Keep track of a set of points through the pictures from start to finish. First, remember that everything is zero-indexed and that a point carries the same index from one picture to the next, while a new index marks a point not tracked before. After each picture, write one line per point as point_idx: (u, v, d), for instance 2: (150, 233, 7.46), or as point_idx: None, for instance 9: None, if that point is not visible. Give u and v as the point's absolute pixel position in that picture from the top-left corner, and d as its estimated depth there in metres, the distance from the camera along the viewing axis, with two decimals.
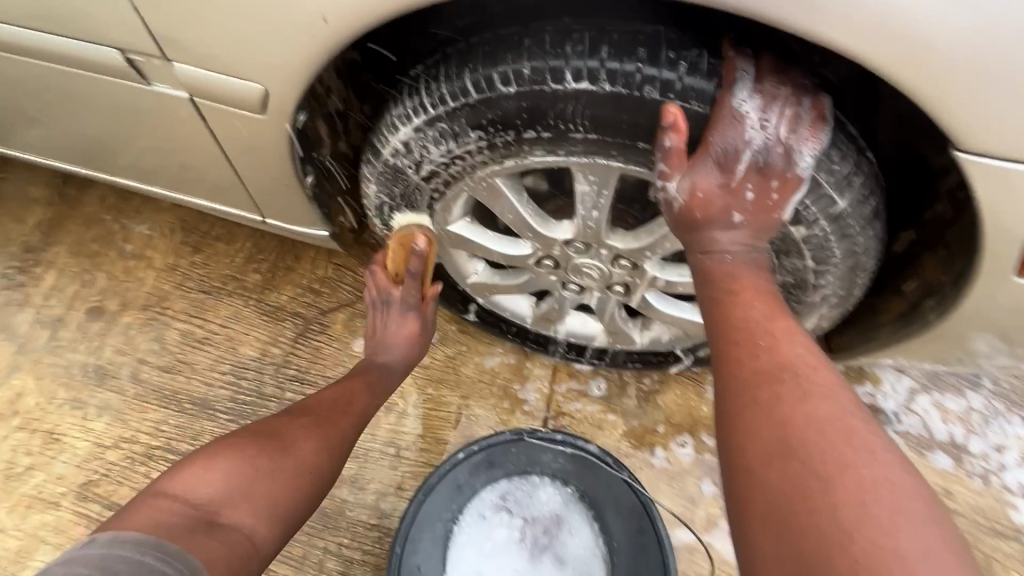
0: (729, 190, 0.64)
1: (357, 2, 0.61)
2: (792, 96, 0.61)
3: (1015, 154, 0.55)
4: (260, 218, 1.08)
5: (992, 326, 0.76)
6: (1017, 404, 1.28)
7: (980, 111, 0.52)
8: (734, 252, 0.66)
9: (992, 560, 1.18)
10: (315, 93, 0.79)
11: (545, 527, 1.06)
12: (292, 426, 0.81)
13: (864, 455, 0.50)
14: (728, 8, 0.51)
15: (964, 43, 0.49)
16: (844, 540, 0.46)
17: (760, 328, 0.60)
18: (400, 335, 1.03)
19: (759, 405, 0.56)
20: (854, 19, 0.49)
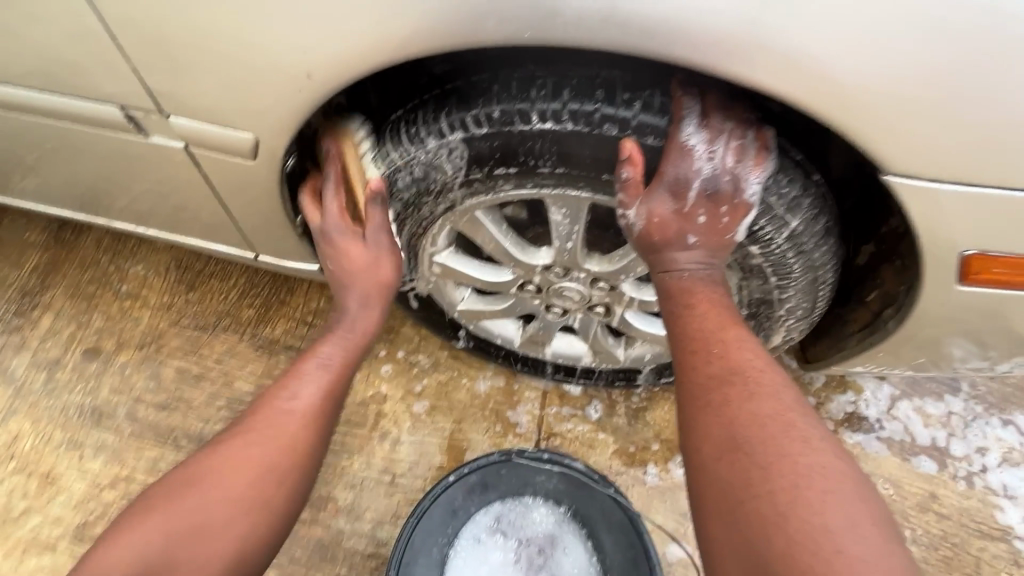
0: (683, 216, 0.71)
1: (337, 60, 0.67)
2: (736, 129, 0.67)
3: (935, 174, 0.60)
4: (253, 255, 1.13)
5: (947, 331, 0.81)
6: (994, 405, 1.32)
7: (896, 139, 0.58)
8: (693, 271, 0.72)
9: (982, 562, 1.20)
10: (305, 138, 0.84)
11: (540, 547, 1.07)
12: (221, 457, 0.72)
13: (800, 444, 0.57)
14: (667, 56, 0.57)
15: (874, 82, 0.54)
16: (779, 518, 0.53)
17: (713, 336, 0.67)
18: (352, 260, 0.83)
19: (711, 407, 0.62)
20: (776, 64, 0.55)
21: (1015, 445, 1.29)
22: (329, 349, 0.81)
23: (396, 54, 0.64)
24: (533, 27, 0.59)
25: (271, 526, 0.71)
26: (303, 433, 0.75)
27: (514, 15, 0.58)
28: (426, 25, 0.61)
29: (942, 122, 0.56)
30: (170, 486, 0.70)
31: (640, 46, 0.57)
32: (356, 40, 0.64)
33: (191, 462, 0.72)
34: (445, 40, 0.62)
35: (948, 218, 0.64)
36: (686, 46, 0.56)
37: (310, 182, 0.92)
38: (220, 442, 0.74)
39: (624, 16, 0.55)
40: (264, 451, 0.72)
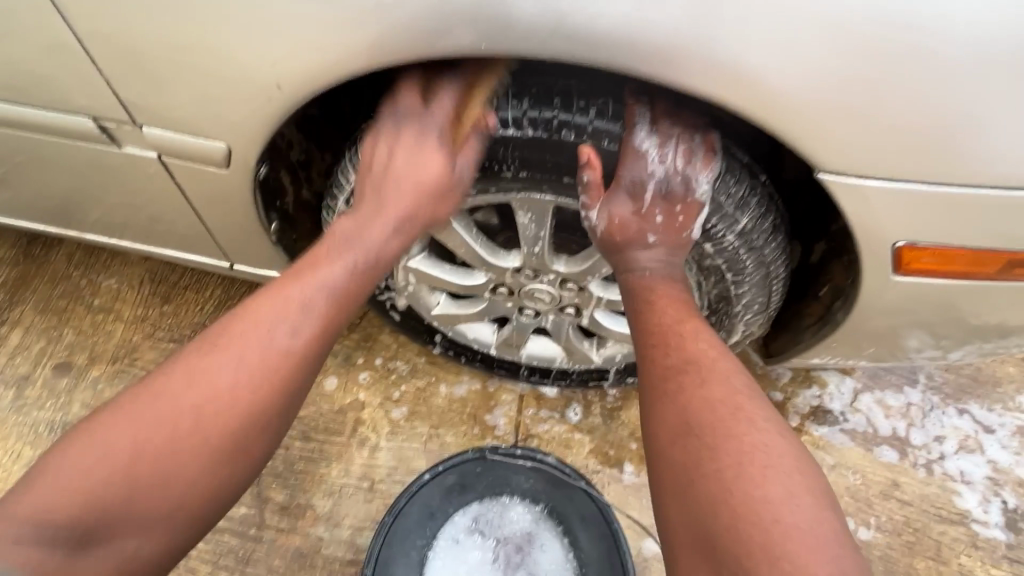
0: (641, 215, 0.78)
1: (306, 71, 0.69)
2: (684, 134, 0.72)
3: (862, 172, 0.65)
4: (228, 264, 1.14)
5: (892, 321, 0.86)
6: (949, 396, 1.39)
7: (826, 140, 0.63)
8: (653, 267, 0.78)
9: (942, 546, 1.25)
10: (276, 147, 0.86)
11: (518, 545, 1.09)
12: (197, 394, 0.64)
13: (747, 425, 0.62)
14: (616, 66, 0.61)
15: (800, 88, 0.59)
16: (725, 495, 0.57)
17: (672, 329, 0.72)
18: (420, 180, 0.78)
19: (668, 395, 0.67)
20: (713, 73, 0.59)
21: (970, 433, 1.36)
22: (333, 275, 0.73)
23: (361, 66, 0.67)
24: (489, 40, 0.63)
25: (244, 473, 0.66)
26: (294, 379, 0.68)
27: (470, 29, 0.62)
28: (390, 39, 0.65)
29: (866, 125, 0.61)
30: (131, 418, 0.62)
31: (590, 58, 0.61)
32: (324, 52, 0.67)
33: (161, 390, 0.64)
34: (408, 54, 0.65)
35: (878, 214, 0.69)
36: (630, 57, 0.60)
37: (284, 190, 0.94)
38: (197, 375, 0.65)
39: (571, 30, 0.60)
40: (246, 399, 0.65)
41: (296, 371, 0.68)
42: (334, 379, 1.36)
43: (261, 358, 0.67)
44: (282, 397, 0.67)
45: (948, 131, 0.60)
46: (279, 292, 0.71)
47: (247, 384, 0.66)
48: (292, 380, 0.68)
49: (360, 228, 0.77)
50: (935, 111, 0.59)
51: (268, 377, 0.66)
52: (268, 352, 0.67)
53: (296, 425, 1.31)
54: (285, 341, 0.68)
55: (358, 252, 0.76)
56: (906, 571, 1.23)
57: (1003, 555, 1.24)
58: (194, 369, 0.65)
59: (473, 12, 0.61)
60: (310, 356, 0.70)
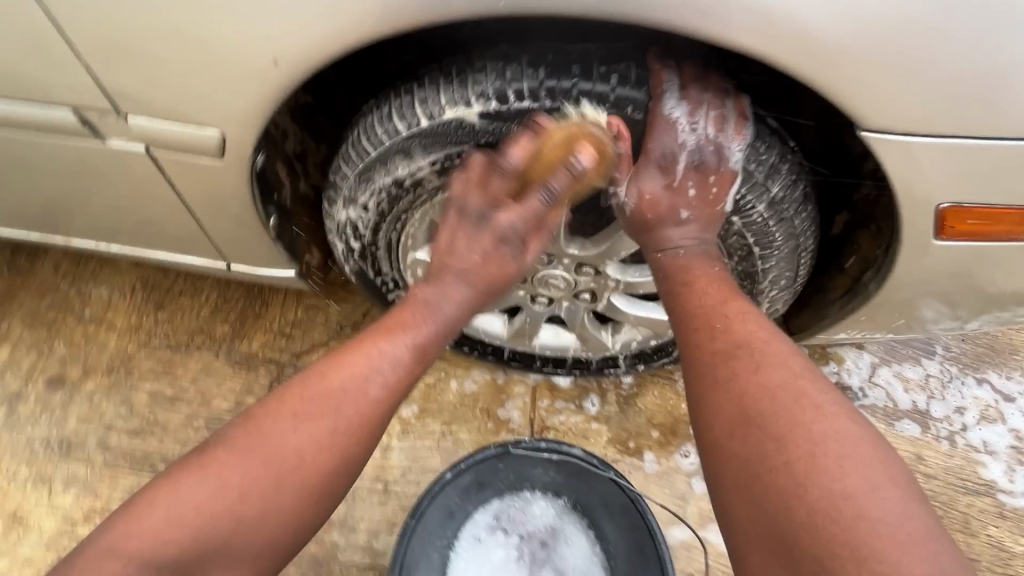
0: (672, 190, 0.73)
1: (304, 47, 0.64)
2: (715, 98, 0.68)
3: (905, 127, 0.61)
4: (224, 264, 1.08)
5: (922, 292, 0.83)
6: (968, 365, 1.37)
7: (866, 93, 0.59)
8: (685, 247, 0.74)
9: (969, 517, 1.23)
10: (273, 137, 0.82)
11: (542, 540, 1.06)
12: (297, 437, 0.65)
13: (815, 412, 0.58)
14: (641, 21, 0.57)
15: (841, 36, 0.55)
16: (800, 487, 0.54)
17: (714, 311, 0.69)
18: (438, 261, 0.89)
19: (719, 383, 0.64)
20: (746, 23, 0.55)
21: (990, 403, 1.34)
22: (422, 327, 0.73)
23: (367, 36, 0.63)
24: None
25: (327, 515, 0.68)
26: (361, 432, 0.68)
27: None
28: (399, 4, 0.60)
29: (913, 76, 0.57)
30: (228, 456, 0.63)
31: (612, 14, 0.57)
32: (323, 23, 0.62)
33: (261, 428, 0.65)
34: (418, 19, 0.61)
35: (920, 173, 0.65)
36: (662, 8, 0.56)
37: (281, 182, 0.90)
38: (294, 423, 0.65)
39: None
40: (339, 447, 0.66)
41: (382, 420, 0.69)
42: None
43: (347, 405, 0.67)
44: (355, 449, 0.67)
45: (995, 78, 0.56)
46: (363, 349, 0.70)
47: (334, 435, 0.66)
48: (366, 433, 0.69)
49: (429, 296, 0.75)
50: (985, 58, 0.55)
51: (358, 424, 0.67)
52: (349, 403, 0.68)
53: None
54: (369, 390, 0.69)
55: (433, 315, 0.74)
56: None
57: None
58: (295, 413, 0.66)
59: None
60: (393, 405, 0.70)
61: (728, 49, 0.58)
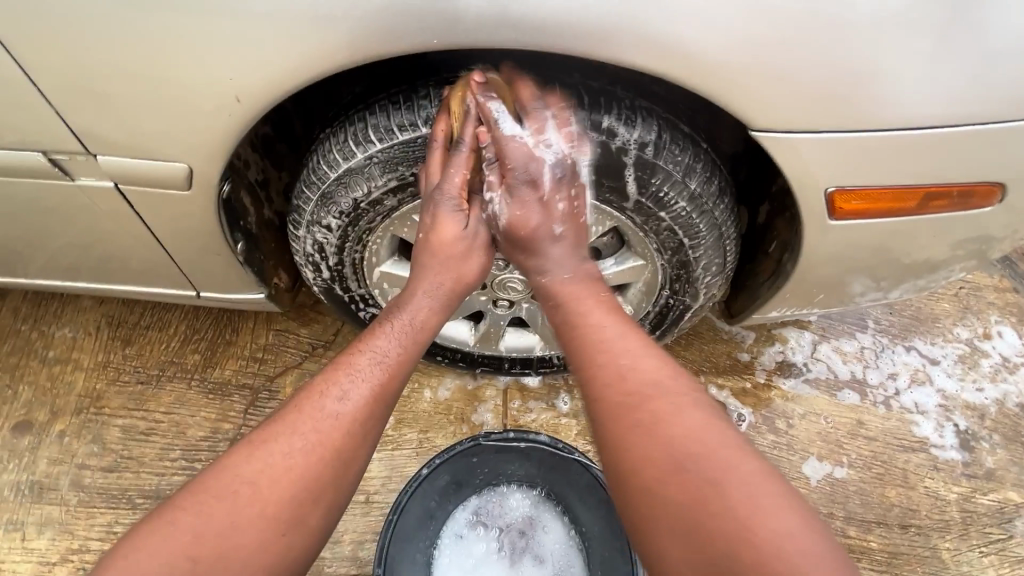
0: (541, 206, 0.80)
1: (264, 83, 0.71)
2: (562, 122, 0.76)
3: (790, 125, 0.71)
4: (194, 292, 1.12)
5: (833, 268, 0.94)
6: (897, 335, 1.51)
7: (753, 99, 0.69)
8: (570, 275, 0.80)
9: (907, 472, 1.35)
10: (236, 168, 0.90)
11: (521, 530, 1.11)
12: (255, 465, 0.66)
13: (734, 451, 0.62)
14: (558, 48, 0.66)
15: (722, 54, 0.65)
16: (740, 533, 0.56)
17: (622, 348, 0.70)
18: (443, 244, 0.82)
19: (641, 426, 0.64)
20: (644, 47, 0.65)
21: (919, 367, 1.47)
22: (385, 341, 0.77)
23: (317, 72, 0.70)
24: (440, 35, 0.66)
25: (303, 550, 0.66)
26: (342, 442, 0.69)
27: (421, 27, 0.65)
28: (344, 43, 0.67)
29: (790, 81, 0.67)
30: (189, 500, 0.63)
31: (532, 42, 0.65)
32: (279, 59, 0.69)
33: (222, 470, 0.66)
34: (362, 56, 0.68)
35: (808, 164, 0.76)
36: (572, 36, 0.64)
37: (246, 210, 0.97)
38: (250, 447, 0.67)
39: (517, 16, 0.64)
40: (305, 470, 0.67)
41: (351, 435, 0.70)
42: None
43: (320, 427, 0.69)
44: (337, 465, 0.68)
45: (855, 82, 0.67)
46: (332, 373, 0.74)
47: (307, 453, 0.67)
48: (345, 446, 0.70)
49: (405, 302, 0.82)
50: (843, 64, 0.66)
51: (324, 442, 0.68)
52: (321, 425, 0.69)
53: None
54: (339, 406, 0.71)
55: (406, 320, 0.80)
56: (880, 501, 1.32)
57: (962, 473, 1.35)
58: (250, 441, 0.68)
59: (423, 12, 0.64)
60: (362, 418, 0.71)
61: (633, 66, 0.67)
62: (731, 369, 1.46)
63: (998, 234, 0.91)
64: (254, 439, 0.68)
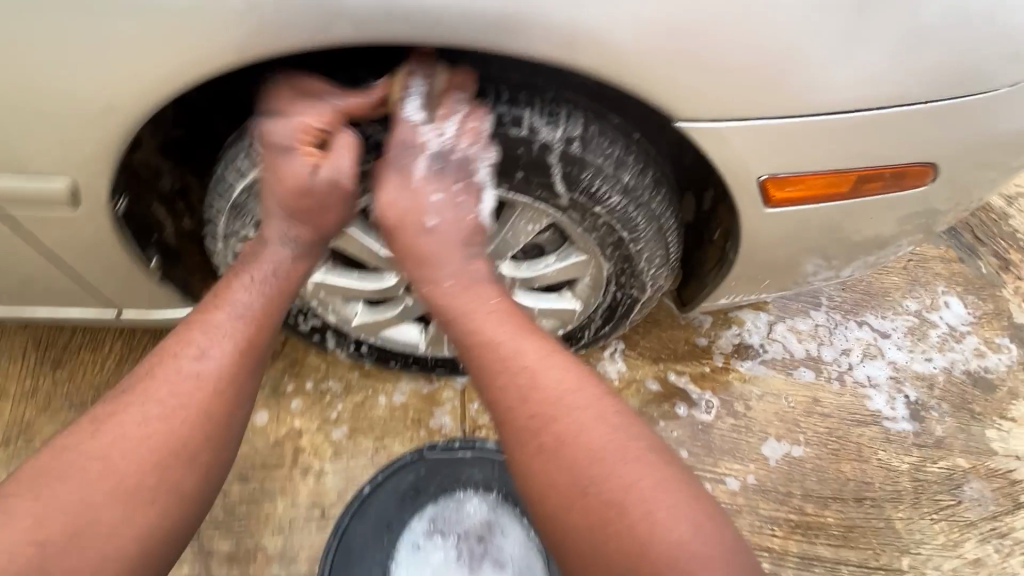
0: (416, 192, 0.77)
1: (143, 87, 0.64)
2: (472, 112, 0.73)
3: (713, 115, 0.69)
4: (115, 313, 1.04)
5: (775, 253, 0.93)
6: (849, 311, 1.52)
7: (671, 89, 0.66)
8: (452, 282, 0.78)
9: (861, 446, 1.37)
10: (144, 177, 0.84)
11: (479, 536, 1.09)
12: (110, 439, 0.67)
13: (631, 460, 0.66)
14: (460, 41, 0.62)
15: (633, 43, 0.62)
16: (638, 543, 0.62)
17: (522, 366, 0.71)
18: (285, 184, 0.76)
19: (546, 450, 0.68)
20: (551, 38, 0.61)
21: (871, 341, 1.50)
22: (240, 299, 0.77)
23: (200, 73, 0.64)
24: (326, 31, 0.61)
25: (177, 507, 0.68)
26: (201, 401, 0.71)
27: (304, 22, 0.60)
28: (223, 42, 0.62)
29: (707, 69, 0.64)
30: (38, 478, 0.64)
31: (432, 35, 0.61)
32: (155, 61, 0.63)
33: (71, 446, 0.66)
34: (243, 56, 0.63)
35: (737, 152, 0.73)
36: (474, 29, 0.61)
37: (161, 222, 0.90)
38: (100, 419, 0.68)
39: (405, 7, 0.59)
40: (158, 433, 0.68)
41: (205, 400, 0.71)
42: (264, 414, 1.31)
43: (172, 393, 0.70)
44: (197, 424, 0.70)
45: (776, 68, 0.65)
46: (178, 342, 0.73)
47: (163, 419, 0.69)
48: (205, 406, 0.71)
49: (258, 251, 0.80)
50: (761, 49, 0.63)
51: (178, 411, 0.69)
52: (171, 392, 0.70)
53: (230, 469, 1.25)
54: (194, 367, 0.72)
55: (259, 275, 0.79)
56: (836, 477, 1.34)
57: (913, 442, 1.38)
58: (94, 420, 0.68)
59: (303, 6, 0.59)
60: (221, 377, 0.72)
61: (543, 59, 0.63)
62: (689, 354, 1.45)
63: (934, 212, 0.91)
64: (104, 412, 0.69)
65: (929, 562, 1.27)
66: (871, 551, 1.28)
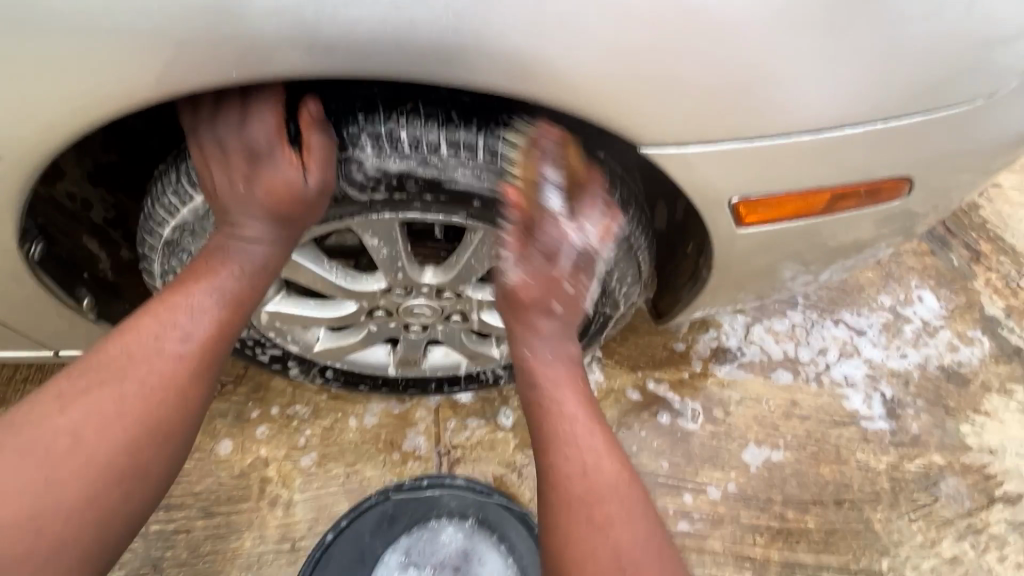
0: (550, 280, 0.78)
1: (49, 118, 0.60)
2: (609, 212, 0.75)
3: (676, 140, 0.65)
4: (51, 352, 0.95)
5: (749, 265, 0.90)
6: (825, 309, 1.52)
7: (630, 115, 0.62)
8: (552, 358, 0.79)
9: (840, 447, 1.37)
10: (71, 211, 0.79)
11: (455, 565, 1.06)
12: (75, 415, 0.61)
13: (665, 564, 0.67)
14: (399, 70, 0.59)
15: (585, 69, 0.58)
16: None
17: (582, 441, 0.72)
18: (268, 192, 0.72)
19: (587, 525, 0.68)
20: (494, 65, 0.58)
21: (847, 339, 1.49)
22: (221, 280, 0.73)
23: (109, 109, 0.59)
24: (240, 67, 0.58)
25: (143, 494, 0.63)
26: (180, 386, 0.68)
27: (219, 50, 0.56)
28: (130, 76, 0.57)
29: (666, 93, 0.61)
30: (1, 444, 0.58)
31: (364, 65, 0.58)
32: (61, 91, 0.58)
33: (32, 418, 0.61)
34: (152, 92, 0.59)
35: (705, 174, 0.70)
36: (412, 56, 0.58)
37: (96, 256, 0.85)
38: (67, 391, 0.63)
39: (325, 39, 0.56)
40: (134, 415, 0.64)
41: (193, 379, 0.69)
42: (228, 443, 1.24)
43: (147, 382, 0.66)
44: (173, 409, 0.66)
45: (739, 86, 0.61)
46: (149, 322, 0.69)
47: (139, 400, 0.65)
48: (185, 389, 0.68)
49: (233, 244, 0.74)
50: (722, 68, 0.59)
51: (137, 406, 0.64)
52: (145, 378, 0.66)
53: (193, 504, 1.19)
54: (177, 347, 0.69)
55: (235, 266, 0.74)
56: (816, 480, 1.34)
57: (890, 441, 1.38)
58: (63, 393, 0.63)
59: (212, 40, 0.56)
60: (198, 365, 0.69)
61: (489, 87, 0.60)
62: (667, 360, 1.43)
63: (905, 221, 0.89)
64: (65, 386, 0.63)
65: (908, 562, 1.28)
66: (851, 554, 1.28)
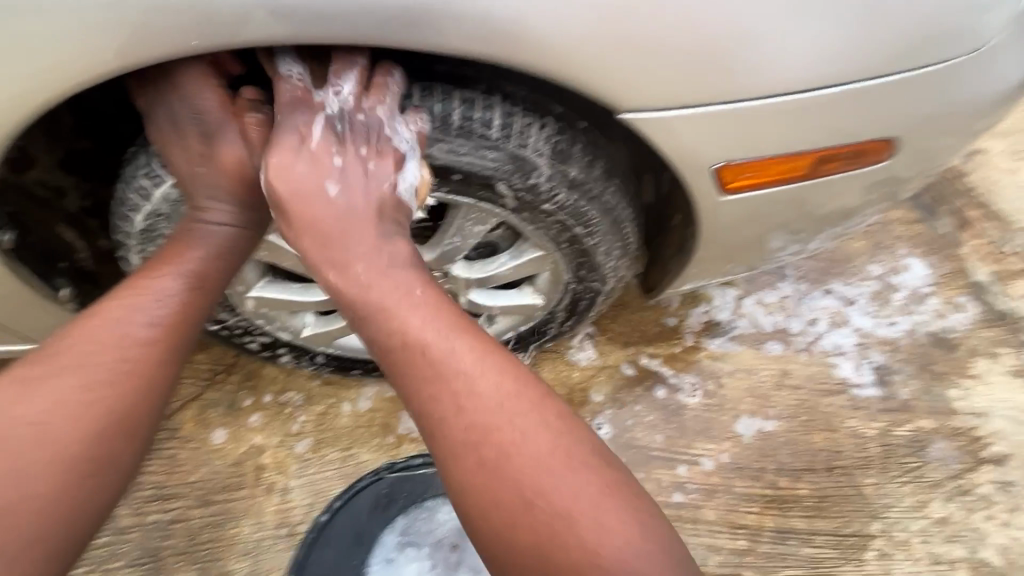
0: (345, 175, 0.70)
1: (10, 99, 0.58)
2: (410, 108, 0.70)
3: (655, 104, 0.64)
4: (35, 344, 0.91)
5: (736, 235, 0.89)
6: (814, 281, 1.52)
7: (607, 79, 0.61)
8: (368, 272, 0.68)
9: (831, 415, 1.38)
10: (44, 200, 0.78)
11: (452, 544, 1.09)
12: (43, 403, 0.60)
13: (569, 469, 0.61)
14: (368, 37, 0.57)
15: (558, 32, 0.57)
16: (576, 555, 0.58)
17: (455, 367, 0.64)
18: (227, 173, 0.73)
19: (485, 464, 0.61)
20: (464, 30, 0.57)
21: (837, 309, 1.50)
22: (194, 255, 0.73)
23: (67, 87, 0.58)
24: (199, 38, 0.56)
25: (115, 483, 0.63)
26: (154, 369, 0.66)
27: (179, 20, 0.54)
28: (87, 50, 0.56)
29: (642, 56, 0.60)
30: None
31: (332, 30, 0.57)
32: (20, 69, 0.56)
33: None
34: (113, 67, 0.57)
35: (685, 141, 0.69)
36: (380, 23, 0.56)
37: (72, 247, 0.84)
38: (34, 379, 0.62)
39: (286, 4, 0.54)
40: (108, 400, 0.63)
41: (160, 362, 0.67)
42: (221, 433, 1.24)
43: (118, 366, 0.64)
44: (145, 396, 0.65)
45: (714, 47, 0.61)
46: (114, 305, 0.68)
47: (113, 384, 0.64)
48: (155, 374, 0.67)
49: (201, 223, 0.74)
50: (696, 30, 0.59)
51: (109, 390, 0.63)
52: (116, 363, 0.65)
53: (189, 494, 1.19)
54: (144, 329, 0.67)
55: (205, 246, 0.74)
56: (807, 448, 1.35)
57: (879, 408, 1.40)
58: (25, 378, 0.61)
59: (170, 10, 0.54)
60: (170, 346, 0.68)
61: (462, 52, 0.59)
62: (659, 336, 1.43)
63: (892, 186, 0.89)
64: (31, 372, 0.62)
65: (898, 525, 1.30)
66: (842, 519, 1.30)
